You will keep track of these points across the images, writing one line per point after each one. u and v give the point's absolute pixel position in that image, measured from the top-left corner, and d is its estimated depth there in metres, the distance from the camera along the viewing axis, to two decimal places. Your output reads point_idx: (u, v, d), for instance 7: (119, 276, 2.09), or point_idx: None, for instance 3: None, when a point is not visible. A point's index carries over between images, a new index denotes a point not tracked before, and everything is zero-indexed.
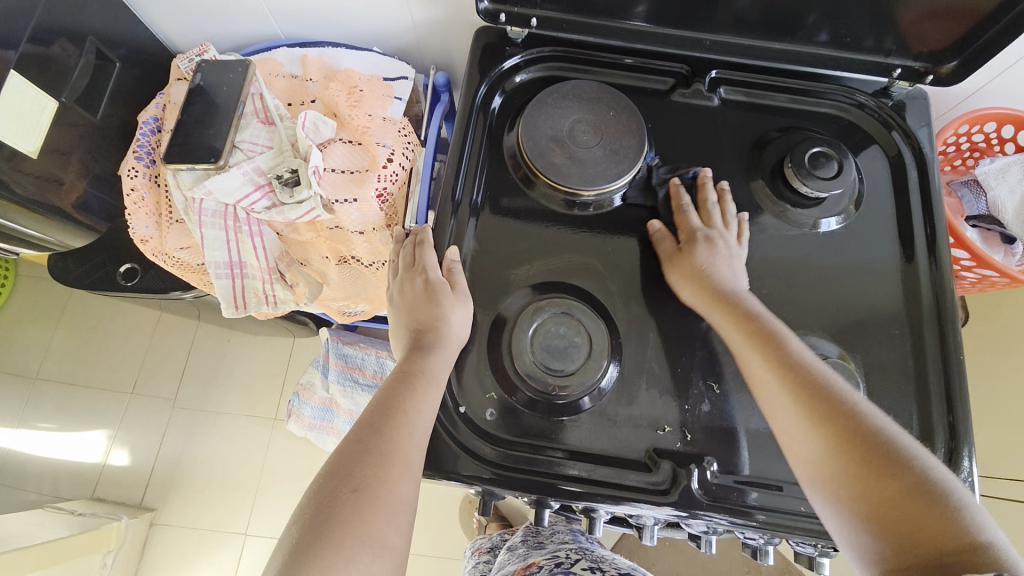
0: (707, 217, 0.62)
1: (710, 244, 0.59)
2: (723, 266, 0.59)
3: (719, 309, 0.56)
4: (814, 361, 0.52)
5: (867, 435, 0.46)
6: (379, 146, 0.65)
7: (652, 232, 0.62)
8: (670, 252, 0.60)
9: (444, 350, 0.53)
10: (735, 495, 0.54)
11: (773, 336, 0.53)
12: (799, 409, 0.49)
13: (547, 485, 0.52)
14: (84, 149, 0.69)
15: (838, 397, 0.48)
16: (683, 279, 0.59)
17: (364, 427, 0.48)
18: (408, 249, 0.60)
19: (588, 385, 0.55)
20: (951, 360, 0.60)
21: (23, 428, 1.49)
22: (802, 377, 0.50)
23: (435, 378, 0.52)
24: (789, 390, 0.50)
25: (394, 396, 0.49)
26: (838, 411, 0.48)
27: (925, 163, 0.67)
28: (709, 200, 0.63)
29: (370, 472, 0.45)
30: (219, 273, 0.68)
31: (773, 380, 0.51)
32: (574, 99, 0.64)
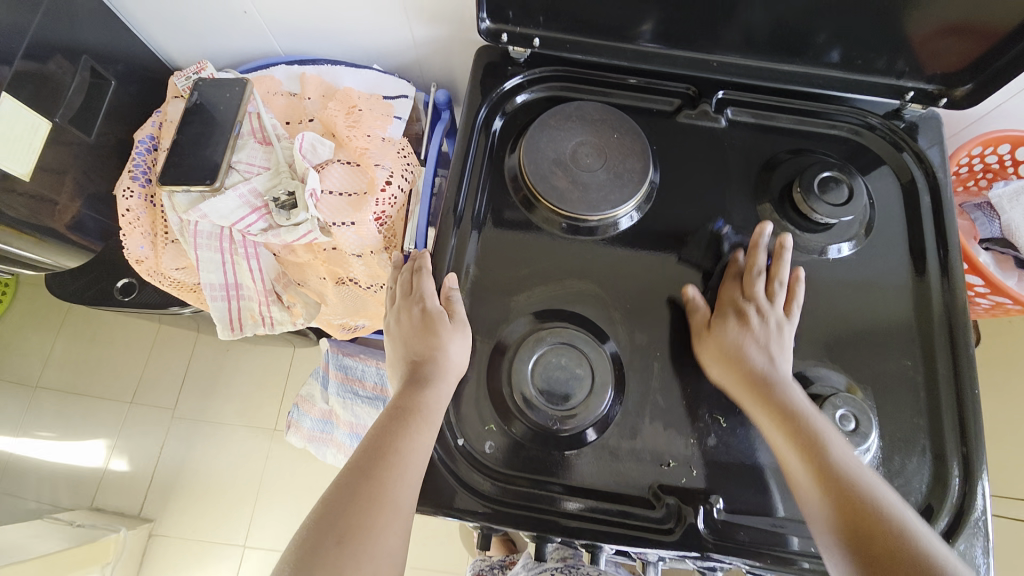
0: (750, 288, 0.58)
1: (743, 320, 0.56)
2: (760, 350, 0.55)
3: (758, 403, 0.53)
4: (848, 456, 0.49)
5: (905, 559, 0.43)
6: (378, 167, 0.63)
7: (686, 298, 0.59)
8: (701, 323, 0.57)
9: (442, 385, 0.52)
10: (742, 533, 0.52)
11: (815, 439, 0.49)
12: (832, 521, 0.47)
13: (544, 522, 0.51)
14: (79, 168, 0.68)
15: (880, 514, 0.45)
16: (721, 363, 0.55)
17: (353, 470, 0.47)
18: (405, 276, 0.58)
19: (589, 419, 0.53)
20: (966, 392, 0.58)
21: (23, 436, 1.48)
22: (844, 489, 0.47)
23: (431, 416, 0.50)
24: (837, 511, 0.46)
25: (387, 437, 0.48)
26: (875, 530, 0.45)
27: (938, 187, 0.65)
28: (759, 268, 0.59)
29: (355, 521, 0.44)
30: (214, 295, 0.67)
31: (811, 486, 0.48)
32: (577, 120, 0.63)
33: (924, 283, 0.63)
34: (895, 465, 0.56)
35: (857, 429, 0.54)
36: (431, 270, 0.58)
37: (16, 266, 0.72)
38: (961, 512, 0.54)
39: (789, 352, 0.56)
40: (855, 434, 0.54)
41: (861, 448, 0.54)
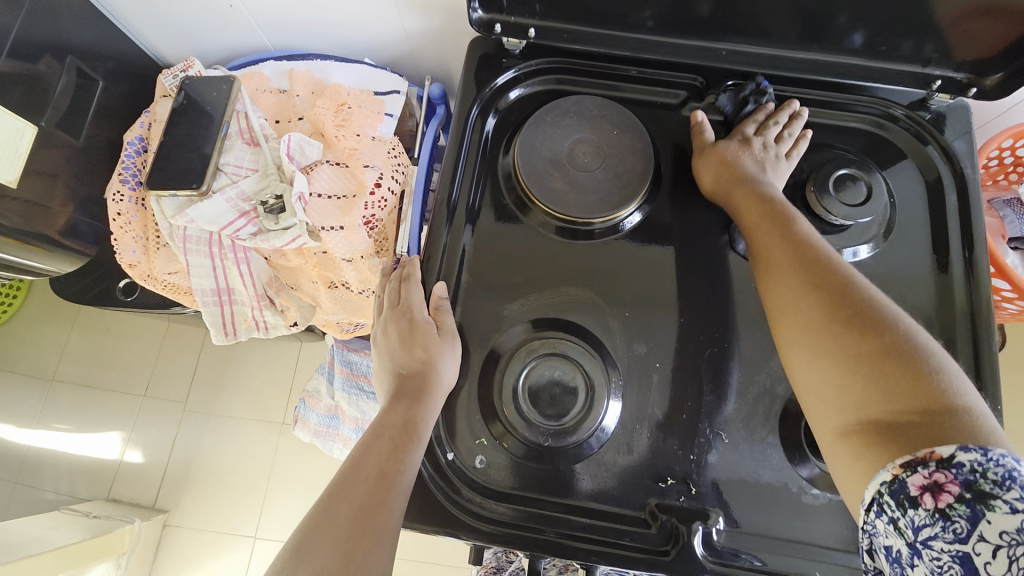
0: (761, 128, 0.60)
1: (746, 144, 0.58)
2: (752, 162, 0.57)
3: (738, 191, 0.56)
4: (822, 244, 0.49)
5: (859, 301, 0.43)
6: (367, 169, 0.61)
7: (693, 123, 0.61)
8: (705, 142, 0.60)
9: (430, 400, 0.51)
10: (743, 556, 0.50)
11: (781, 213, 0.52)
12: (798, 285, 0.47)
13: (535, 541, 0.49)
14: (71, 172, 0.67)
15: (837, 269, 0.46)
16: (712, 168, 0.58)
17: (334, 495, 0.46)
18: (393, 284, 0.57)
19: (584, 434, 0.51)
20: (990, 408, 0.54)
21: (41, 428, 1.52)
22: (803, 250, 0.49)
23: (419, 434, 0.49)
24: (803, 274, 0.47)
25: (371, 455, 0.47)
26: (829, 280, 0.45)
27: (966, 185, 0.60)
28: (776, 119, 0.60)
29: (334, 551, 0.43)
30: (206, 300, 0.66)
31: (776, 249, 0.50)
32: (575, 117, 0.60)
33: (947, 282, 0.58)
34: None
35: None
36: (420, 279, 0.56)
37: (14, 273, 0.72)
38: None
39: (781, 180, 0.58)
40: None
41: None
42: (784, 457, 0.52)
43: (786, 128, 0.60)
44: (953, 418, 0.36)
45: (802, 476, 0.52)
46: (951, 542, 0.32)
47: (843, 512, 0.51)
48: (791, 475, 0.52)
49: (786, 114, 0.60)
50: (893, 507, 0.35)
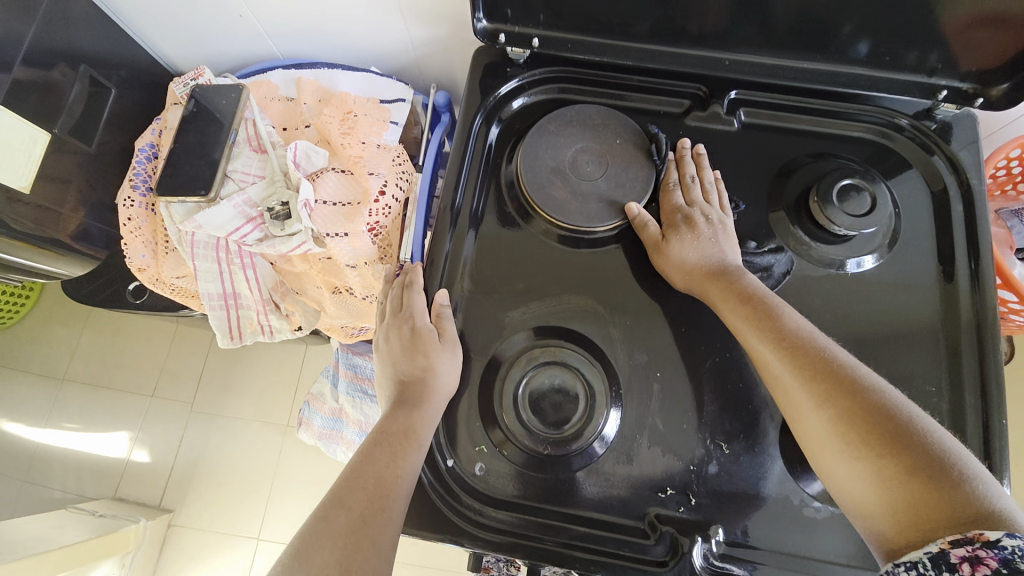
0: (686, 194, 0.58)
1: (692, 227, 0.56)
2: (710, 248, 0.56)
3: (719, 288, 0.53)
4: (818, 337, 0.49)
5: (873, 414, 0.43)
6: (372, 176, 0.62)
7: (634, 217, 0.57)
8: (654, 239, 0.56)
9: (430, 408, 0.51)
10: (742, 568, 0.50)
11: (771, 311, 0.50)
12: (808, 397, 0.46)
13: (532, 549, 0.50)
14: (83, 177, 0.69)
15: (844, 375, 0.46)
16: (685, 269, 0.55)
17: (334, 502, 0.46)
18: (396, 291, 0.57)
19: (584, 443, 0.51)
20: (994, 423, 0.53)
21: (50, 427, 1.55)
22: (807, 357, 0.47)
23: (418, 441, 0.49)
24: (811, 383, 0.46)
25: (370, 462, 0.48)
26: (838, 388, 0.45)
27: (972, 197, 0.60)
28: (690, 176, 0.59)
29: (333, 558, 0.43)
30: (213, 304, 0.67)
31: (777, 361, 0.48)
32: (578, 126, 0.60)
33: (952, 291, 0.58)
34: None
35: None
36: (422, 286, 0.56)
37: (27, 276, 0.73)
38: None
39: (733, 243, 0.57)
40: None
41: None
42: (784, 468, 0.52)
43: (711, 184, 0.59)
44: (998, 526, 0.35)
45: (803, 487, 0.52)
46: None
47: (843, 524, 0.51)
48: (792, 486, 0.52)
49: (700, 169, 0.59)
50: (929, 568, 0.34)
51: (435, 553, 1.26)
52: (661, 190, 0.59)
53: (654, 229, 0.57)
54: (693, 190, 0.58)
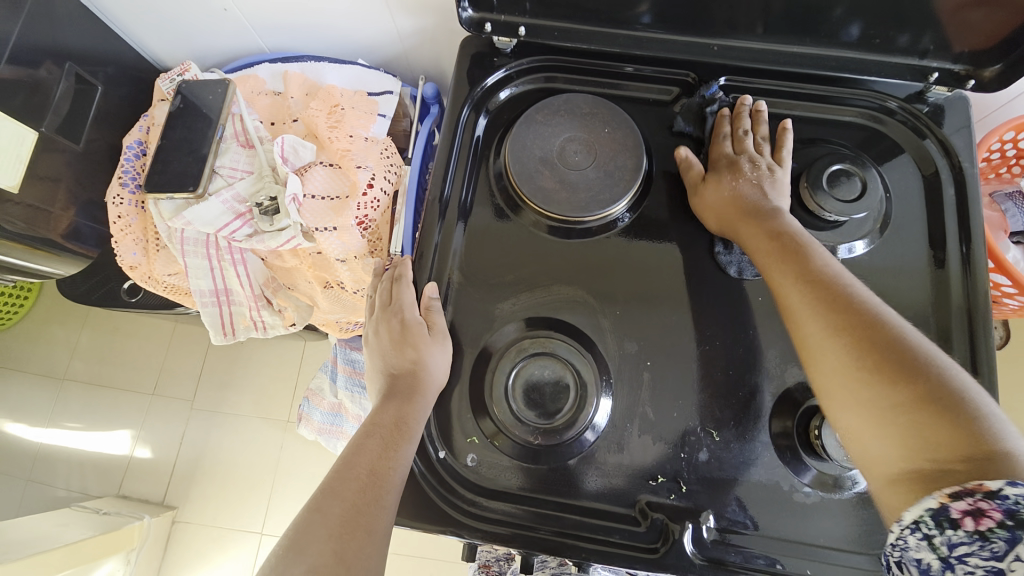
0: (737, 143, 0.59)
1: (737, 169, 0.57)
2: (752, 189, 0.56)
3: (745, 225, 0.54)
4: (841, 275, 0.48)
5: (892, 347, 0.42)
6: (360, 169, 0.61)
7: (680, 159, 0.60)
8: (696, 178, 0.58)
9: (422, 399, 0.51)
10: (733, 553, 0.50)
11: (798, 247, 0.50)
12: (823, 325, 0.45)
13: (524, 538, 0.50)
14: (72, 176, 0.69)
15: (867, 310, 0.45)
16: (716, 204, 0.56)
17: (326, 493, 0.46)
18: (385, 284, 0.57)
19: (575, 432, 0.51)
20: None
21: (53, 427, 1.56)
22: (827, 291, 0.46)
23: (410, 433, 0.50)
24: (828, 313, 0.45)
25: (363, 454, 0.48)
26: (857, 320, 0.44)
27: (964, 181, 0.59)
28: (745, 129, 0.59)
29: (327, 549, 0.43)
30: (205, 301, 0.67)
31: (797, 293, 0.48)
32: (566, 115, 0.60)
33: (943, 276, 0.58)
34: None
35: None
36: (412, 279, 0.56)
37: (20, 276, 0.73)
38: None
39: (785, 192, 0.56)
40: None
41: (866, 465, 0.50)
42: (775, 455, 0.52)
43: (762, 136, 0.59)
44: (1003, 463, 0.34)
45: (794, 473, 0.52)
46: (986, 559, 0.31)
47: (833, 510, 0.51)
48: (783, 472, 0.52)
49: (753, 122, 0.60)
50: (931, 526, 0.33)
51: (435, 545, 1.27)
52: (714, 138, 0.60)
53: (698, 169, 0.59)
54: (744, 141, 0.59)
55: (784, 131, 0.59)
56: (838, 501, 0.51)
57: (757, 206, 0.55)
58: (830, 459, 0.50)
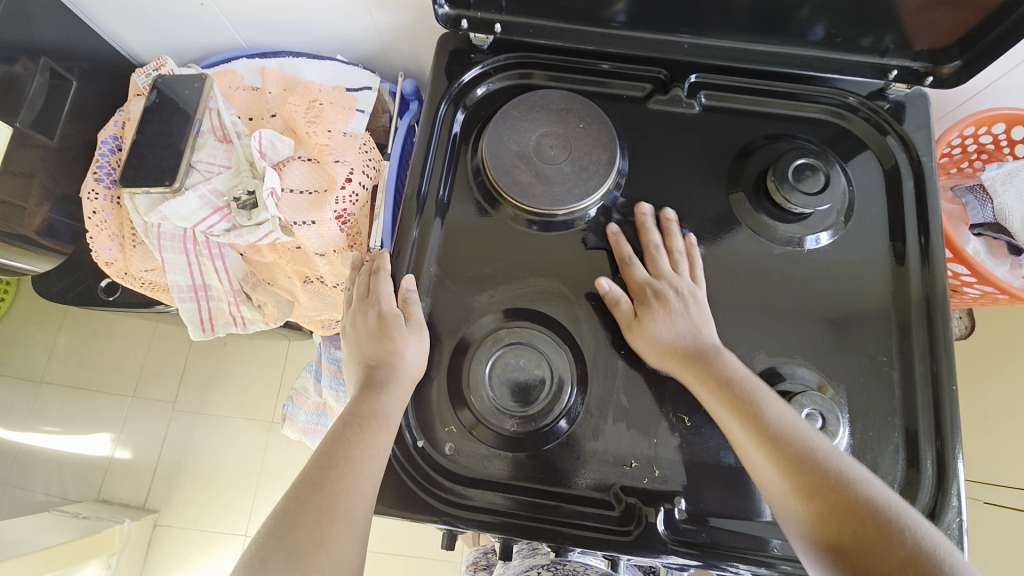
0: (653, 266, 0.57)
1: (663, 301, 0.55)
2: (683, 324, 0.54)
3: (692, 371, 0.52)
4: (792, 422, 0.49)
5: (864, 517, 0.43)
6: (338, 164, 0.62)
7: (603, 292, 0.56)
8: (627, 317, 0.55)
9: (400, 389, 0.52)
10: (704, 535, 0.52)
11: (749, 396, 0.50)
12: (788, 485, 0.46)
13: (506, 525, 0.51)
14: (47, 171, 0.68)
15: (825, 469, 0.46)
16: (655, 349, 0.54)
17: (304, 482, 0.47)
18: (363, 277, 0.58)
19: (551, 419, 0.52)
20: (944, 388, 0.55)
21: (30, 431, 1.53)
22: (790, 452, 0.47)
23: (387, 422, 0.50)
24: (793, 479, 0.46)
25: (341, 443, 0.49)
26: (822, 482, 0.45)
27: (923, 173, 0.62)
28: (653, 245, 0.58)
29: (307, 536, 0.44)
30: (183, 296, 0.66)
31: (762, 457, 0.48)
32: (541, 111, 0.61)
33: (903, 272, 0.60)
34: (866, 463, 0.55)
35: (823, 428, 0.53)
36: (389, 272, 0.57)
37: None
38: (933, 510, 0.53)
39: (707, 314, 0.55)
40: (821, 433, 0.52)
41: None
42: None
43: (676, 252, 0.58)
44: None
45: None
46: None
47: None
48: None
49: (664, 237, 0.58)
50: None
51: (421, 542, 1.27)
52: (631, 258, 0.58)
53: (625, 309, 0.55)
54: (662, 263, 0.57)
55: (691, 247, 0.59)
56: None
57: (701, 345, 0.53)
58: None
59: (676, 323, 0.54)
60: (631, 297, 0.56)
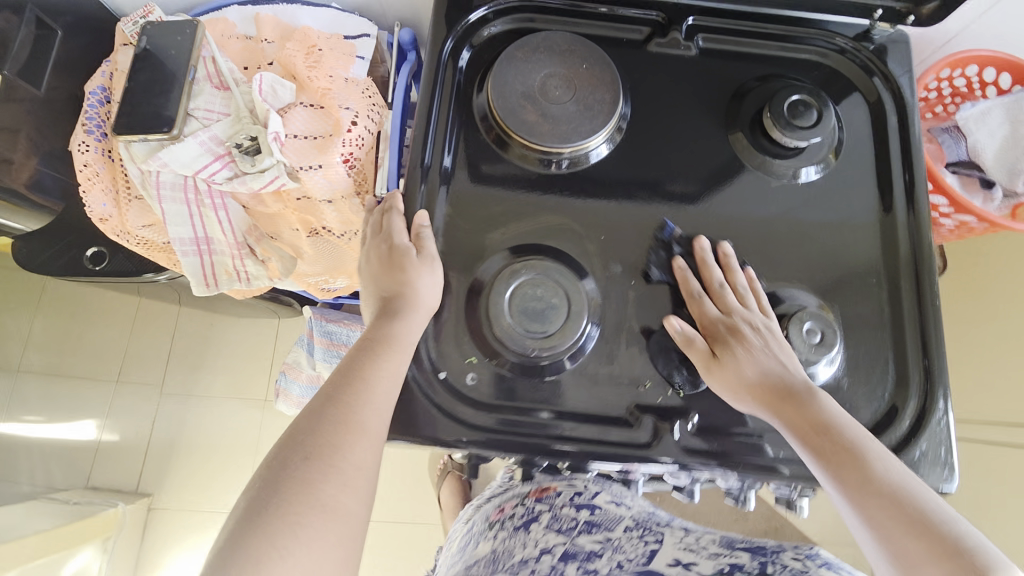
0: (722, 302, 0.56)
1: (741, 339, 0.54)
2: (766, 363, 0.53)
3: (785, 413, 0.50)
4: (896, 476, 0.46)
5: None
6: (342, 109, 0.61)
7: (675, 332, 0.55)
8: (704, 357, 0.54)
9: (412, 317, 0.53)
10: (717, 445, 0.55)
11: (845, 445, 0.47)
12: (887, 543, 0.43)
13: (530, 443, 0.53)
14: (33, 125, 0.65)
15: (931, 530, 0.42)
16: (740, 390, 0.53)
17: (324, 396, 0.50)
18: (376, 217, 0.59)
19: (568, 346, 0.54)
20: (926, 306, 0.58)
21: (10, 421, 1.48)
22: (890, 506, 0.44)
23: (400, 345, 0.52)
24: (889, 538, 0.43)
25: (355, 364, 0.51)
26: (926, 546, 0.42)
27: (905, 108, 0.65)
28: (719, 281, 0.57)
29: (324, 440, 0.47)
30: (185, 250, 0.66)
31: (857, 510, 0.45)
32: (546, 52, 0.61)
33: (890, 221, 0.62)
34: (868, 375, 0.58)
35: (822, 341, 0.55)
36: (401, 210, 0.58)
37: None
38: (921, 415, 0.55)
39: (788, 348, 0.54)
40: (819, 345, 0.55)
41: (828, 358, 0.55)
42: None
43: (739, 289, 0.57)
44: None
45: None
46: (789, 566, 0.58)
47: None
48: None
49: (725, 275, 0.58)
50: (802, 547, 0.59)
51: None
52: (697, 296, 0.57)
53: (699, 350, 0.54)
54: (730, 302, 0.56)
55: (754, 281, 0.58)
56: None
57: (794, 390, 0.51)
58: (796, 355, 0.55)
59: (762, 368, 0.52)
60: (705, 336, 0.55)
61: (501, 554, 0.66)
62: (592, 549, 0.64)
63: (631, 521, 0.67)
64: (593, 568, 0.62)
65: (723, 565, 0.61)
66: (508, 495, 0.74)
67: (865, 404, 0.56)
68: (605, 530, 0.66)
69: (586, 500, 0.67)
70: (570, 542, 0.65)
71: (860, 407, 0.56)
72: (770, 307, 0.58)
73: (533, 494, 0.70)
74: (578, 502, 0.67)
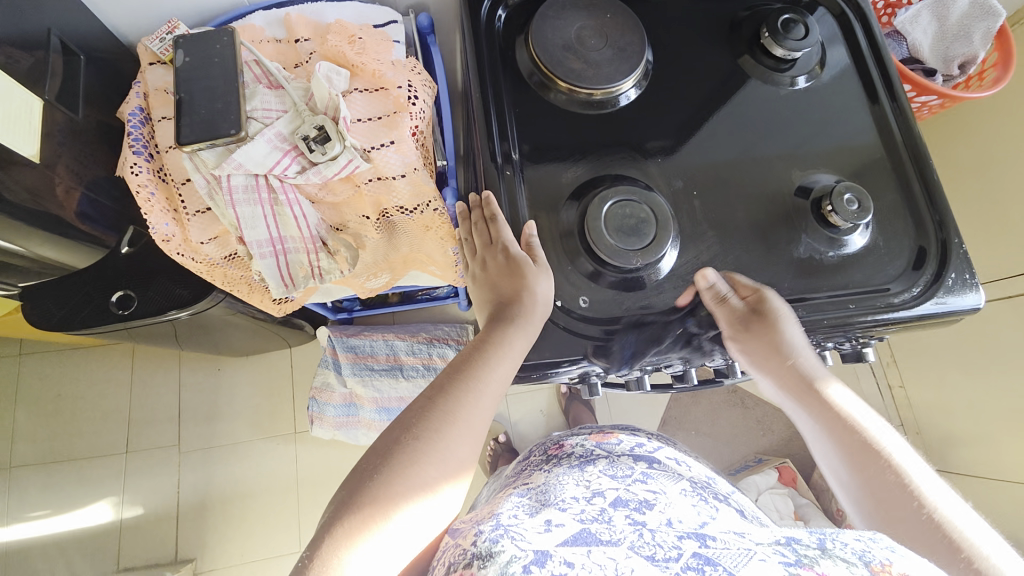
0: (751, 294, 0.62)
1: (763, 320, 0.61)
2: (780, 338, 0.62)
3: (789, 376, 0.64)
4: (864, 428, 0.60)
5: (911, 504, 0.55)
6: (400, 87, 0.65)
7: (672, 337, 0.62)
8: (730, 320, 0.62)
9: (522, 322, 0.57)
10: (800, 309, 0.64)
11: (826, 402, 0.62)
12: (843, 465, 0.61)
13: (637, 342, 0.61)
14: (72, 154, 0.63)
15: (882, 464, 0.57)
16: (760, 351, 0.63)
17: (443, 378, 0.56)
18: (483, 226, 0.63)
19: (661, 253, 0.61)
20: (927, 166, 0.70)
21: (12, 523, 1.34)
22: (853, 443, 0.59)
23: (509, 352, 0.56)
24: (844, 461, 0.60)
25: (468, 362, 0.56)
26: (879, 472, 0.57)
27: (863, 14, 0.76)
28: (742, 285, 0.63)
29: (433, 426, 0.51)
30: (263, 252, 0.67)
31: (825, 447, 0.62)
32: (572, 9, 0.68)
33: (877, 105, 0.73)
34: (891, 229, 0.69)
35: (860, 208, 0.64)
36: (505, 219, 0.61)
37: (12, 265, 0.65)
38: (944, 247, 0.67)
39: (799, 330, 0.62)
40: (859, 211, 0.64)
41: (863, 224, 0.65)
42: (806, 237, 0.67)
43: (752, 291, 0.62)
44: None
45: (820, 244, 0.67)
46: (851, 556, 0.42)
47: (847, 261, 0.67)
48: (816, 247, 0.67)
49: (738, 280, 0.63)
50: (849, 560, 0.41)
51: None
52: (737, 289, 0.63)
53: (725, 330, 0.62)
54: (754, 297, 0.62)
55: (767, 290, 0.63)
56: (846, 256, 0.67)
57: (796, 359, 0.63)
58: (843, 225, 0.65)
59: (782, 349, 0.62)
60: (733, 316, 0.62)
61: (554, 483, 0.58)
62: (646, 499, 0.53)
63: (688, 484, 0.58)
64: (642, 520, 0.50)
65: (779, 538, 0.47)
66: (574, 432, 0.71)
67: (897, 254, 0.68)
68: (662, 488, 0.56)
69: (647, 454, 0.62)
70: (624, 489, 0.54)
71: (893, 257, 0.68)
72: (807, 195, 0.68)
73: (594, 437, 0.67)
74: (637, 453, 0.62)
